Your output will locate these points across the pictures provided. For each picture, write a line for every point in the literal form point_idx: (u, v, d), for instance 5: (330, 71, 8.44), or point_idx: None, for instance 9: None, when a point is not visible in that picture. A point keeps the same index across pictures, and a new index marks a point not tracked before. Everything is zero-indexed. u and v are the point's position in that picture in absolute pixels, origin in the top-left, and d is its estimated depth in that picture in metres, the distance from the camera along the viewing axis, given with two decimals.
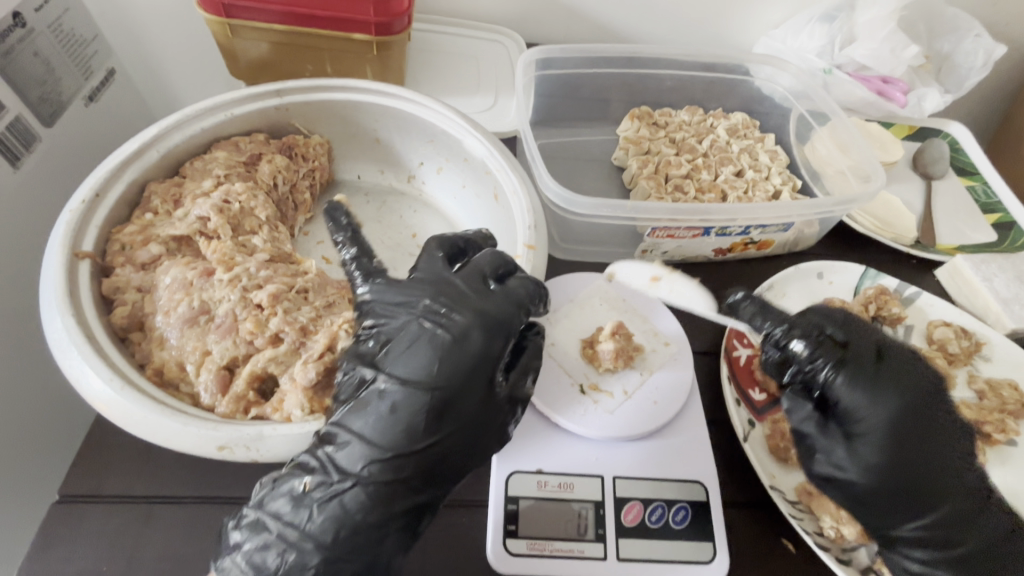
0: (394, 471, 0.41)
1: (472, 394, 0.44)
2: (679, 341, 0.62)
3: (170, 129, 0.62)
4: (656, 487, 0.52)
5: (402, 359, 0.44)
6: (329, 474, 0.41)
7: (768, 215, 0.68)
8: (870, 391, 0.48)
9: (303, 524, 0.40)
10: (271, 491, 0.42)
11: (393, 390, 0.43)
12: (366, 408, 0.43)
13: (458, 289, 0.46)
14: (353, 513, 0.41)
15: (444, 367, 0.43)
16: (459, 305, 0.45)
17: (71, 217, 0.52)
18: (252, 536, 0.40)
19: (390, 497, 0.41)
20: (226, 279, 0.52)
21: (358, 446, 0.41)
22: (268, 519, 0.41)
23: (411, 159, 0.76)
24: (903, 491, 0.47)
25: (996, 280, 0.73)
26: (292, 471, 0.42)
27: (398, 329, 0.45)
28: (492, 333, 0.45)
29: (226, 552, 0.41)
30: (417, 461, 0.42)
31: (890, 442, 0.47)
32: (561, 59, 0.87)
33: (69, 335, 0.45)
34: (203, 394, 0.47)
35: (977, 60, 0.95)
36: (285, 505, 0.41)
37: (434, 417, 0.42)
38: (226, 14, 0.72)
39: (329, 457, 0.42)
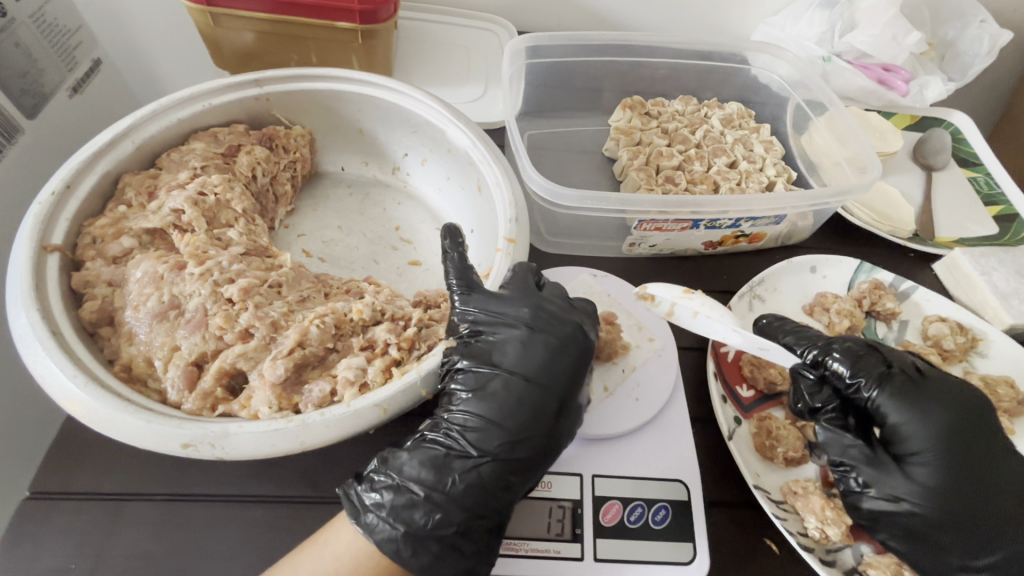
0: (519, 450, 0.45)
1: (574, 389, 0.48)
2: (664, 337, 0.60)
3: (144, 120, 0.60)
4: (636, 486, 0.51)
5: (519, 354, 0.48)
6: (466, 450, 0.44)
7: (759, 208, 0.66)
8: (917, 407, 0.51)
9: (447, 488, 0.42)
10: (410, 459, 0.44)
11: (514, 381, 0.46)
12: (493, 394, 0.46)
13: (553, 306, 0.51)
14: (488, 482, 0.43)
15: (556, 366, 0.47)
16: (557, 315, 0.50)
17: (40, 209, 0.51)
18: (396, 496, 0.42)
19: (518, 469, 0.45)
20: (197, 274, 0.51)
21: (485, 425, 0.45)
22: (409, 482, 0.42)
23: (396, 151, 0.74)
24: (960, 522, 0.48)
25: (995, 274, 0.71)
26: (427, 445, 0.44)
27: (508, 332, 0.49)
28: (582, 337, 0.50)
29: (366, 512, 0.41)
30: (534, 442, 0.45)
31: (942, 464, 0.49)
32: (551, 48, 0.85)
33: (34, 330, 0.44)
34: (170, 391, 0.47)
35: (982, 46, 0.92)
36: (425, 470, 0.43)
37: (551, 404, 0.46)
38: (207, 3, 0.70)
39: (463, 436, 0.45)
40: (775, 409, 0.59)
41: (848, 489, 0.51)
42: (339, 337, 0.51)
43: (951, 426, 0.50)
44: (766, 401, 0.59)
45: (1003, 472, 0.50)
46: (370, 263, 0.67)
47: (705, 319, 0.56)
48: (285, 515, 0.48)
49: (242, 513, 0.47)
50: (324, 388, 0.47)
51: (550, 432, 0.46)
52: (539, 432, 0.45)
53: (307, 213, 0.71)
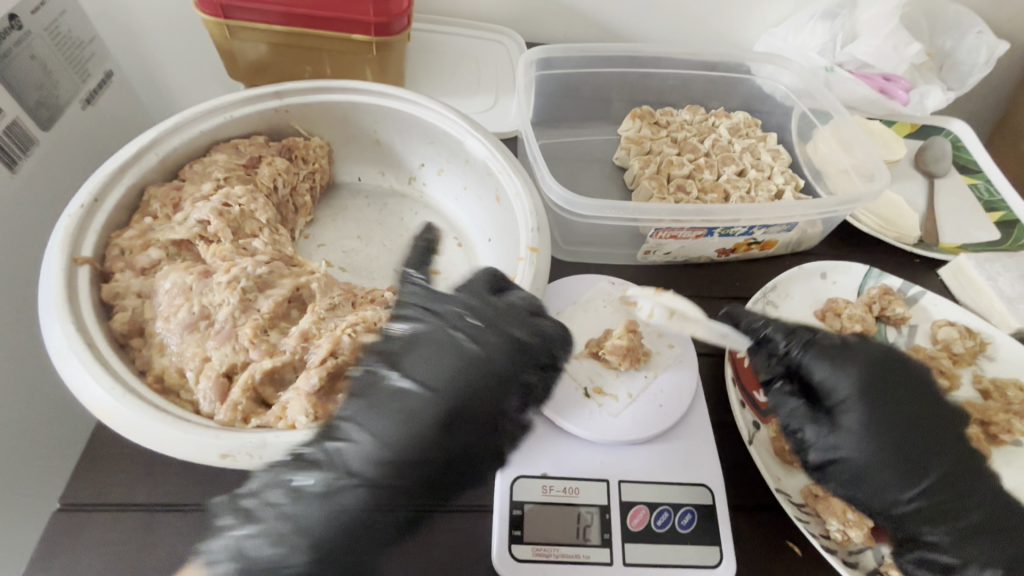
0: (405, 475, 0.41)
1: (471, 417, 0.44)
2: (684, 343, 0.61)
3: (168, 133, 0.61)
4: (662, 491, 0.52)
5: (421, 364, 0.45)
6: (332, 470, 0.40)
7: (771, 216, 0.67)
8: (841, 362, 0.54)
9: (297, 518, 0.39)
10: (265, 479, 0.40)
11: (420, 398, 0.43)
12: (377, 407, 0.43)
13: (487, 320, 0.47)
14: (349, 512, 0.40)
15: (450, 375, 0.44)
16: (492, 322, 0.47)
17: (70, 222, 0.51)
18: (246, 523, 0.39)
19: (389, 504, 0.41)
20: (224, 282, 0.51)
21: (362, 442, 0.41)
22: (263, 508, 0.39)
23: (412, 161, 0.75)
24: (898, 462, 0.50)
25: (1000, 279, 0.72)
26: (284, 464, 0.41)
27: (427, 334, 0.46)
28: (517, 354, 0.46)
29: (215, 536, 0.39)
30: (415, 471, 0.42)
31: (870, 412, 0.51)
32: (562, 59, 0.87)
33: (69, 342, 0.45)
34: (203, 402, 0.47)
35: (979, 56, 0.94)
36: (281, 496, 0.39)
37: (427, 418, 0.43)
38: (224, 16, 0.71)
39: (336, 450, 0.41)
40: None
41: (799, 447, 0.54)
42: (369, 346, 0.52)
43: (871, 372, 0.53)
44: None
45: (929, 409, 0.53)
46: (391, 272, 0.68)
47: (677, 321, 0.57)
48: None
49: None
50: None
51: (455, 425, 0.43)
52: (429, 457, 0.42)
53: (326, 223, 0.72)
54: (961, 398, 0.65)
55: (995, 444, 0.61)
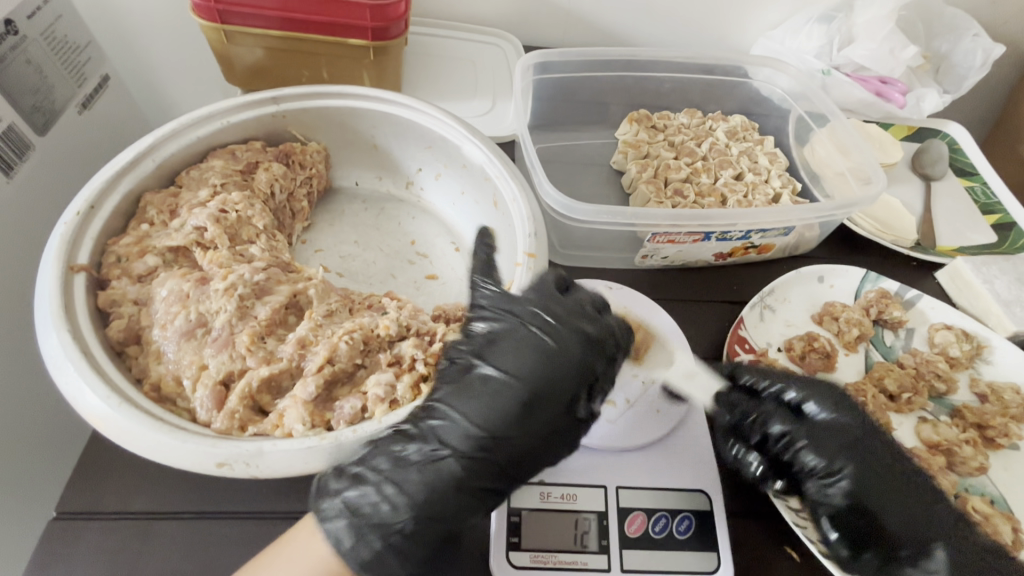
0: (495, 452, 0.45)
1: (551, 405, 0.47)
2: (680, 347, 0.62)
3: (165, 139, 0.61)
4: (659, 497, 0.52)
5: (505, 354, 0.48)
6: (431, 444, 0.44)
7: (769, 220, 0.67)
8: (824, 402, 0.54)
9: (401, 483, 0.42)
10: (372, 450, 0.44)
11: (507, 385, 0.46)
12: (471, 390, 0.46)
13: (565, 311, 0.50)
14: (445, 480, 0.43)
15: (535, 365, 0.47)
16: (565, 319, 0.49)
17: (66, 229, 0.51)
18: (353, 485, 0.42)
19: (474, 475, 0.44)
20: (222, 289, 0.51)
21: (460, 422, 0.45)
22: (369, 472, 0.42)
23: (410, 165, 0.75)
24: (884, 498, 0.50)
25: (996, 282, 0.73)
26: (389, 436, 0.44)
27: (507, 331, 0.49)
28: (589, 347, 0.49)
29: (323, 497, 0.42)
30: (507, 447, 0.45)
31: (858, 448, 0.52)
32: (559, 63, 0.87)
33: (65, 350, 0.44)
34: (199, 410, 0.47)
35: (976, 59, 0.94)
36: (385, 462, 0.43)
37: (520, 403, 0.46)
38: (221, 21, 0.71)
39: (433, 428, 0.45)
40: None
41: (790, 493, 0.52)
42: (367, 352, 0.52)
43: (846, 442, 0.52)
44: None
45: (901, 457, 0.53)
46: (389, 277, 0.68)
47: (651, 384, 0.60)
48: None
49: (270, 530, 0.48)
50: (355, 405, 0.48)
51: (541, 408, 0.46)
52: (512, 436, 0.45)
53: (324, 228, 0.72)
54: (958, 401, 0.66)
55: (992, 448, 0.61)
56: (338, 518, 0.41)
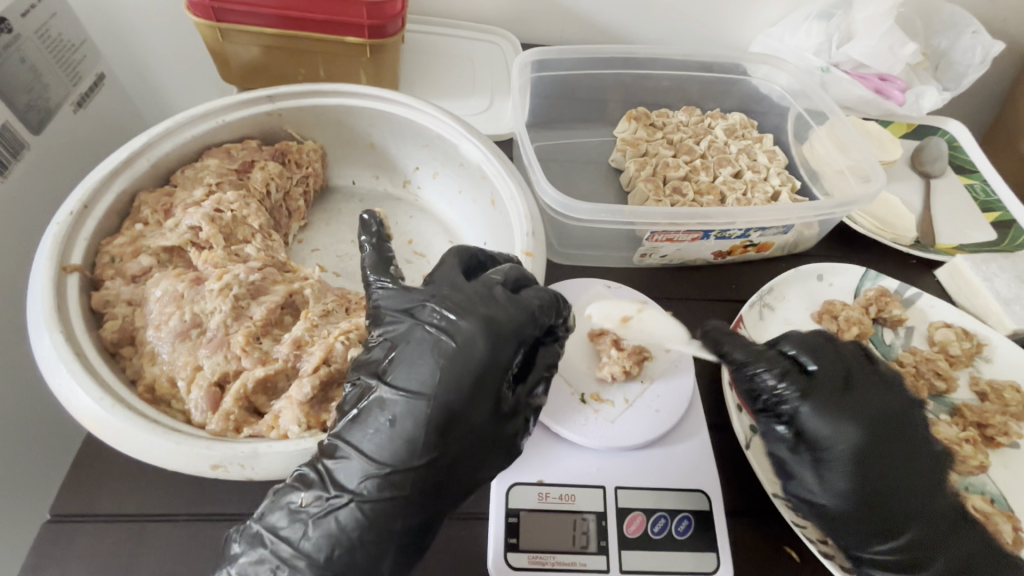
0: (402, 485, 0.40)
1: (470, 413, 0.41)
2: (681, 347, 0.61)
3: (159, 138, 0.60)
4: (658, 497, 0.52)
5: (405, 369, 0.42)
6: (326, 491, 0.40)
7: (768, 218, 0.67)
8: (836, 413, 0.51)
9: (299, 542, 0.39)
10: (269, 505, 0.41)
11: (406, 407, 0.41)
12: (367, 420, 0.41)
13: (466, 296, 0.44)
14: (348, 529, 0.39)
15: (443, 376, 0.41)
16: (465, 310, 0.44)
17: (59, 229, 0.51)
18: (250, 549, 0.39)
19: (389, 515, 0.40)
20: (217, 289, 0.51)
21: (355, 460, 0.40)
22: (265, 533, 0.40)
23: (407, 164, 0.75)
24: (871, 514, 0.49)
25: (996, 280, 0.72)
26: (289, 485, 0.41)
27: (403, 335, 0.44)
28: (499, 340, 0.43)
29: (224, 563, 0.40)
30: (416, 476, 0.40)
31: (857, 466, 0.50)
32: (557, 61, 0.86)
33: (58, 352, 0.44)
34: (194, 411, 0.46)
35: (975, 56, 0.94)
36: (282, 518, 0.40)
37: (428, 423, 0.40)
38: (216, 18, 0.71)
39: (326, 471, 0.41)
40: None
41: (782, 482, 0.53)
42: None
43: (854, 454, 0.50)
44: None
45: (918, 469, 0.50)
46: None
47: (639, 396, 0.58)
48: None
49: None
50: None
51: (448, 422, 0.41)
52: (423, 463, 0.40)
53: (320, 228, 0.71)
54: (958, 399, 0.65)
55: (992, 446, 0.61)
56: None
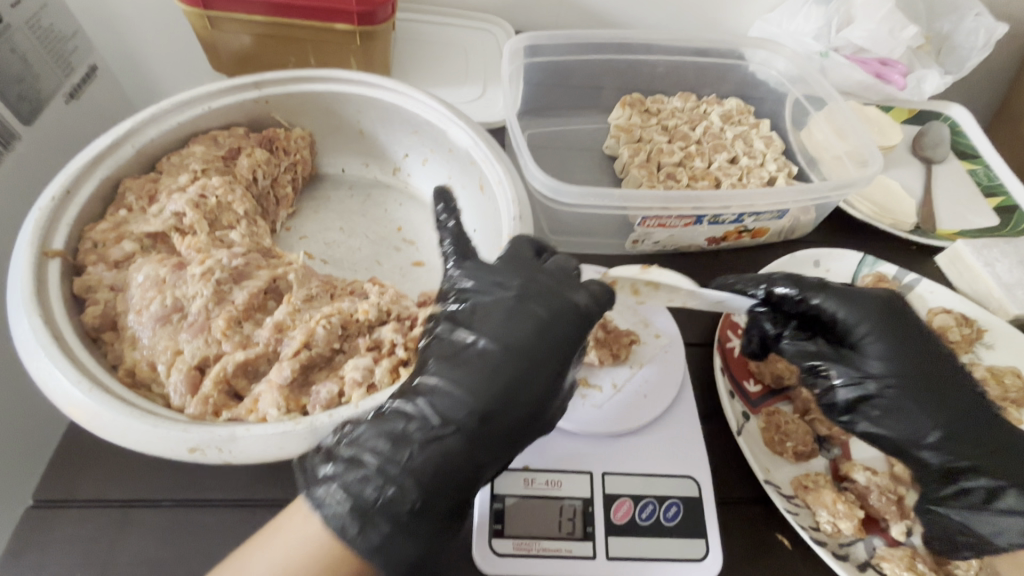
0: (497, 424, 0.42)
1: (558, 371, 0.45)
2: (670, 333, 0.60)
3: (143, 124, 0.60)
4: (646, 483, 0.51)
5: (500, 326, 0.45)
6: (429, 419, 0.41)
7: (762, 203, 0.66)
8: (853, 297, 0.54)
9: (405, 461, 0.39)
10: (368, 430, 0.40)
11: (504, 354, 0.44)
12: (467, 363, 0.43)
13: (552, 277, 0.48)
14: (452, 457, 0.41)
15: (538, 338, 0.45)
16: (554, 288, 0.47)
17: (41, 214, 0.50)
18: (349, 469, 0.39)
19: (486, 447, 0.42)
20: (199, 274, 0.51)
21: (458, 396, 0.42)
22: (365, 454, 0.39)
23: (396, 151, 0.74)
24: (922, 384, 0.51)
25: (998, 265, 0.71)
26: (388, 415, 0.41)
27: (495, 302, 0.46)
28: (582, 318, 0.47)
29: (316, 483, 0.39)
30: (508, 419, 0.43)
31: (889, 338, 0.52)
32: (550, 47, 0.85)
33: (37, 336, 0.44)
34: (173, 395, 0.46)
35: (978, 39, 0.92)
36: (383, 443, 0.40)
37: (529, 375, 0.44)
38: (204, 6, 0.70)
39: (428, 404, 0.42)
40: (783, 402, 0.59)
41: (823, 390, 0.53)
42: (345, 337, 0.51)
43: (884, 328, 0.52)
44: (774, 395, 0.59)
45: (936, 350, 0.53)
46: (373, 264, 0.67)
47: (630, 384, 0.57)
48: None
49: (250, 518, 0.47)
50: (332, 389, 0.47)
51: (540, 375, 0.44)
52: (514, 408, 0.43)
53: (308, 216, 0.71)
54: None
55: None
56: (336, 504, 0.38)
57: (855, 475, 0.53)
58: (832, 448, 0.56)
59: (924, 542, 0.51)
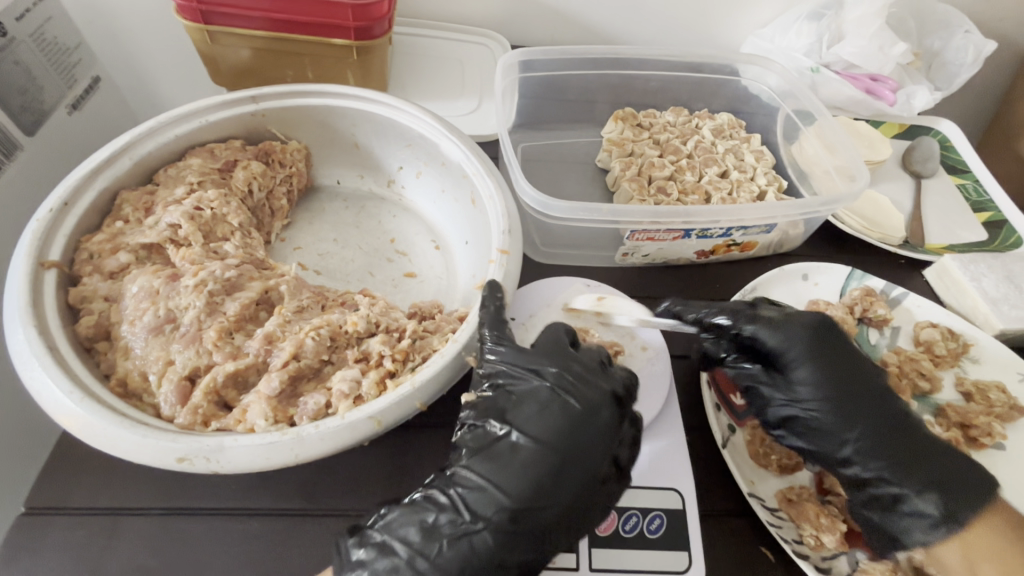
0: (522, 522, 0.43)
1: (589, 469, 0.46)
2: (656, 346, 0.61)
3: (142, 137, 0.61)
4: (630, 495, 0.51)
5: (532, 418, 0.47)
6: (461, 513, 0.43)
7: (750, 217, 0.67)
8: (781, 326, 0.56)
9: (432, 556, 0.42)
10: (401, 517, 0.44)
11: (534, 448, 0.46)
12: (498, 457, 0.46)
13: (584, 367, 0.50)
14: (478, 554, 0.42)
15: (568, 432, 0.46)
16: (587, 379, 0.49)
17: (38, 226, 0.51)
18: (380, 557, 0.42)
19: (512, 544, 0.43)
20: (192, 285, 0.51)
21: (487, 490, 0.44)
22: (396, 543, 0.42)
23: (391, 164, 0.75)
24: (843, 406, 0.53)
25: (984, 280, 0.71)
26: (420, 504, 0.44)
27: (529, 392, 0.48)
28: (615, 411, 0.48)
29: (349, 569, 0.42)
30: (539, 517, 0.44)
31: (814, 362, 0.54)
32: (544, 61, 0.86)
33: (31, 346, 0.44)
34: (163, 405, 0.47)
35: (967, 56, 0.93)
36: (414, 533, 0.43)
37: (558, 474, 0.45)
38: (204, 21, 0.71)
39: (460, 497, 0.44)
40: None
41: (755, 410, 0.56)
42: (334, 349, 0.52)
43: (810, 354, 0.55)
44: None
45: (868, 375, 0.55)
46: (366, 275, 0.68)
47: None
48: (280, 527, 0.48)
49: (237, 527, 0.48)
50: (319, 401, 0.47)
51: (570, 471, 0.45)
52: (542, 504, 0.44)
53: (303, 227, 0.72)
54: (943, 400, 0.64)
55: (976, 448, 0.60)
56: None
57: (838, 489, 0.54)
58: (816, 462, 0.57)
59: (908, 557, 0.50)
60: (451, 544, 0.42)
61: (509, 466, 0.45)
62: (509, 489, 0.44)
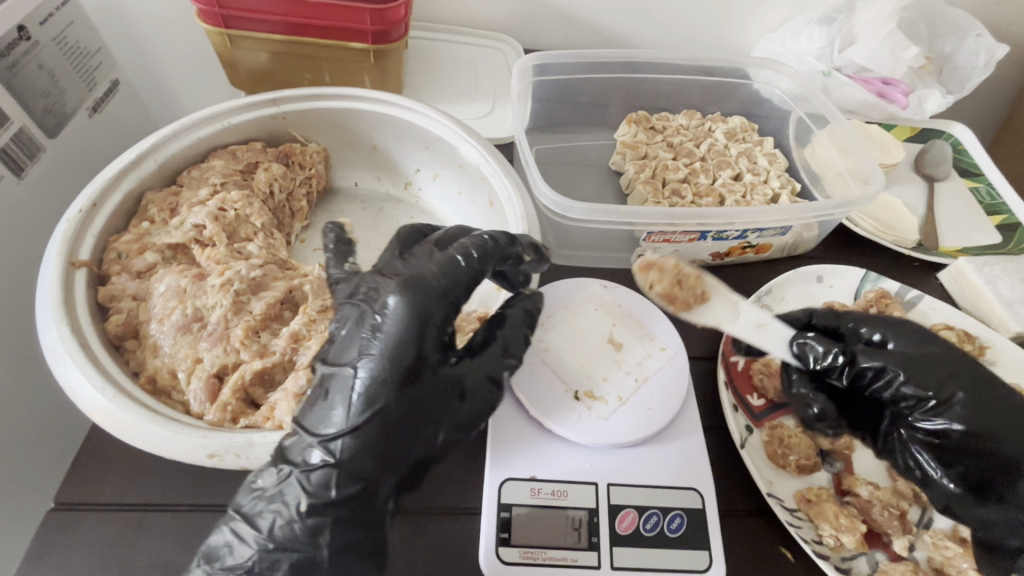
0: (340, 462, 0.40)
1: (399, 390, 0.41)
2: (676, 347, 0.61)
3: (167, 139, 0.62)
4: (651, 494, 0.52)
5: (343, 350, 0.43)
6: (284, 466, 0.41)
7: (766, 220, 0.67)
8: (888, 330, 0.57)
9: (257, 515, 0.40)
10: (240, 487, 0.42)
11: (343, 382, 0.42)
12: (316, 402, 0.42)
13: (414, 264, 0.47)
14: (301, 503, 0.39)
15: (375, 353, 0.42)
16: (403, 279, 0.45)
17: (69, 226, 0.52)
18: (219, 530, 0.40)
19: (333, 487, 0.39)
20: (218, 285, 0.52)
21: (302, 436, 0.41)
22: (232, 511, 0.41)
23: (408, 166, 0.76)
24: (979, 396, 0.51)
25: (1000, 283, 0.72)
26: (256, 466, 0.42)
27: (344, 322, 0.45)
28: (433, 306, 0.44)
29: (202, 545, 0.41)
30: (358, 454, 0.40)
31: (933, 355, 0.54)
32: (558, 65, 0.87)
33: (63, 343, 0.45)
34: (192, 402, 0.48)
35: (979, 59, 0.93)
36: (247, 496, 0.41)
37: (367, 405, 0.40)
38: (225, 25, 0.73)
39: (287, 450, 0.42)
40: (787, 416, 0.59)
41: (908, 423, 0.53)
42: None
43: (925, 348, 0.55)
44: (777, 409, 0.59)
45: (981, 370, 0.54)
46: None
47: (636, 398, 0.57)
48: None
49: None
50: None
51: (379, 398, 0.41)
52: (363, 437, 0.40)
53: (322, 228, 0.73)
54: None
55: None
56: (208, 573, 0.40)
57: (857, 488, 0.54)
58: (835, 462, 0.57)
59: (927, 557, 0.51)
60: (278, 500, 0.40)
61: (325, 404, 0.42)
62: (321, 429, 0.41)
